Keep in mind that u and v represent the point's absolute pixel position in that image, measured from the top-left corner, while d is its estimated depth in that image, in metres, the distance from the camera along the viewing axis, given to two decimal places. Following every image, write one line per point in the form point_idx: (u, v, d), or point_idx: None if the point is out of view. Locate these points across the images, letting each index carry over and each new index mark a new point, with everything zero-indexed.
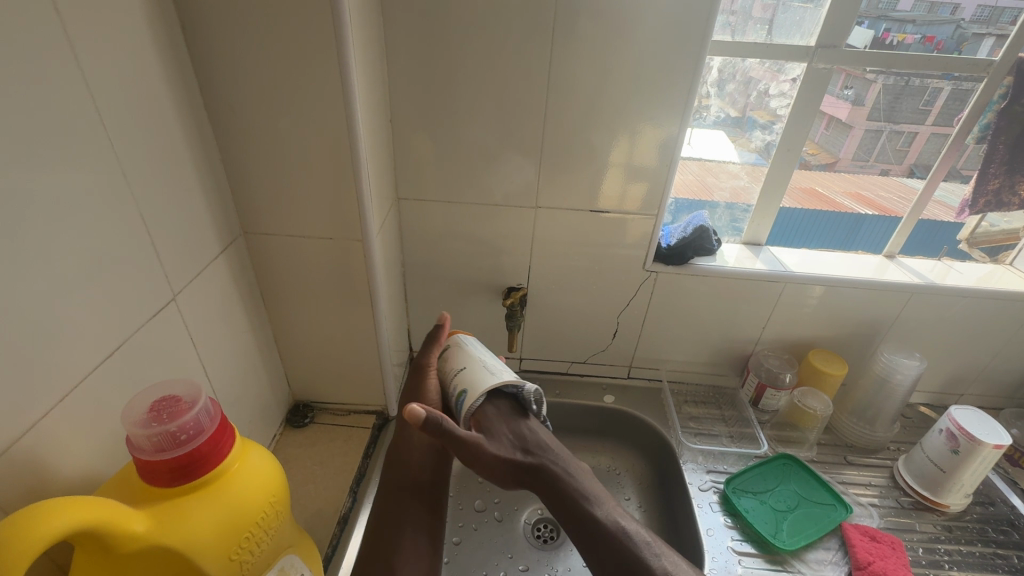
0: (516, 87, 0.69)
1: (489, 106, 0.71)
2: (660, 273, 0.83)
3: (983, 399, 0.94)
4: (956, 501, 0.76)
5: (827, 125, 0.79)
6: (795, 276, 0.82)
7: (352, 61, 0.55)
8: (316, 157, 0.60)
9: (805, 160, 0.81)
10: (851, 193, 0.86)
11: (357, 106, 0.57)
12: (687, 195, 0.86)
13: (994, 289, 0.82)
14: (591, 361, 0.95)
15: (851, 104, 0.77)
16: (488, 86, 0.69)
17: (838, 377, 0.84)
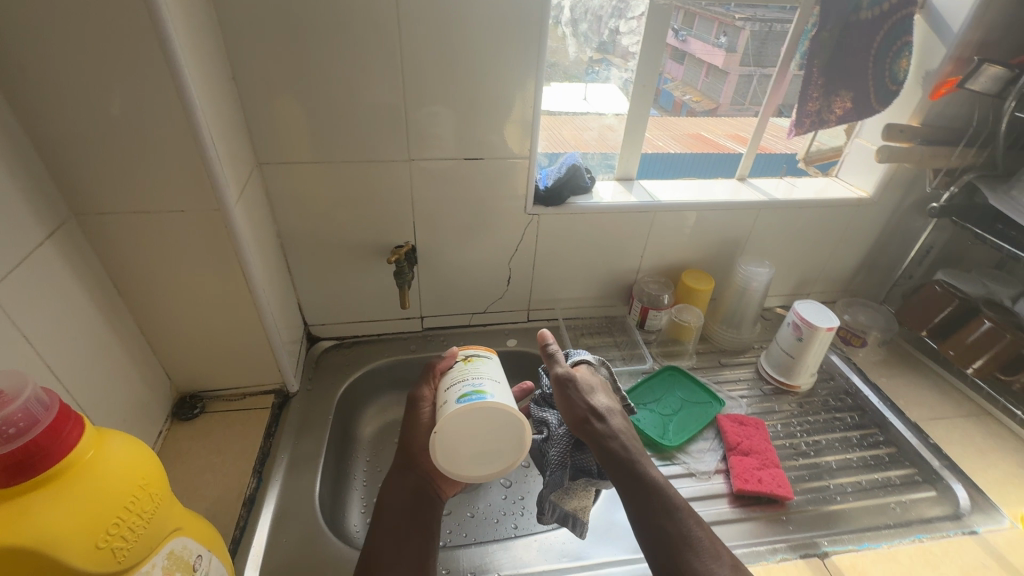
0: (369, 34, 0.66)
1: (343, 56, 0.67)
2: (542, 215, 0.86)
3: (824, 295, 1.10)
4: (805, 380, 0.89)
5: (707, 73, 0.88)
6: (662, 205, 0.89)
7: (166, 10, 0.49)
8: (148, 124, 0.54)
9: (691, 107, 0.91)
10: (732, 134, 0.96)
11: (182, 58, 0.52)
12: (587, 149, 0.93)
13: (821, 199, 0.94)
14: (490, 310, 0.98)
15: (725, 52, 0.85)
16: (338, 35, 0.66)
17: (707, 292, 0.94)
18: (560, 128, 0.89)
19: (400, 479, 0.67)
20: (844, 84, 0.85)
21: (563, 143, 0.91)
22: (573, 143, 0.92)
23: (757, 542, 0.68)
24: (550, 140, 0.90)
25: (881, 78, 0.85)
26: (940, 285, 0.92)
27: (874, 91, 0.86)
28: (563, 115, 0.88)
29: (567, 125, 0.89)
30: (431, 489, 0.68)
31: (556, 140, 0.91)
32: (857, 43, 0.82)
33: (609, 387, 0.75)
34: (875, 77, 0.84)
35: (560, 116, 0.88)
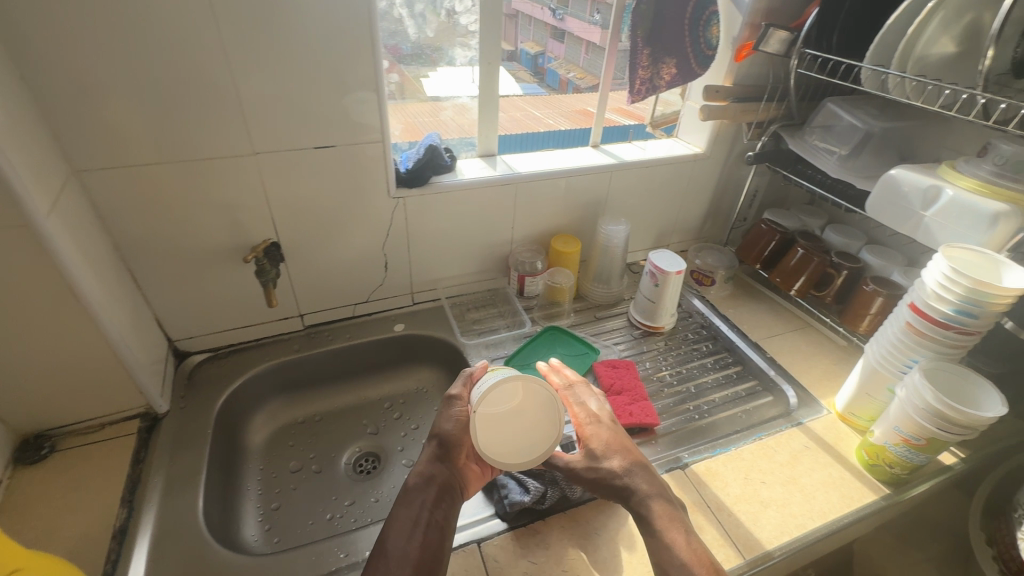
0: (181, 21, 0.62)
1: (155, 47, 0.62)
2: (406, 197, 0.88)
3: (681, 245, 1.23)
4: (666, 320, 1.00)
5: (587, 50, 1.00)
6: (522, 177, 0.94)
7: None
8: None
9: (576, 83, 1.03)
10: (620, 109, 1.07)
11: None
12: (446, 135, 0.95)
13: (663, 157, 1.05)
14: (372, 298, 0.99)
15: (601, 28, 0.96)
16: (144, 25, 0.61)
17: (575, 254, 1.01)
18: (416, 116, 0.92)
19: (429, 465, 0.65)
20: (666, 53, 0.96)
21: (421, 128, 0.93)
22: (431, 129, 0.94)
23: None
24: (407, 130, 0.92)
25: (698, 45, 0.96)
26: (764, 224, 1.07)
27: (693, 57, 0.97)
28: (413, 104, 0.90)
29: (423, 112, 0.92)
30: (453, 483, 0.65)
31: (414, 128, 0.93)
32: (672, 14, 0.92)
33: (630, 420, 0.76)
34: (692, 44, 0.95)
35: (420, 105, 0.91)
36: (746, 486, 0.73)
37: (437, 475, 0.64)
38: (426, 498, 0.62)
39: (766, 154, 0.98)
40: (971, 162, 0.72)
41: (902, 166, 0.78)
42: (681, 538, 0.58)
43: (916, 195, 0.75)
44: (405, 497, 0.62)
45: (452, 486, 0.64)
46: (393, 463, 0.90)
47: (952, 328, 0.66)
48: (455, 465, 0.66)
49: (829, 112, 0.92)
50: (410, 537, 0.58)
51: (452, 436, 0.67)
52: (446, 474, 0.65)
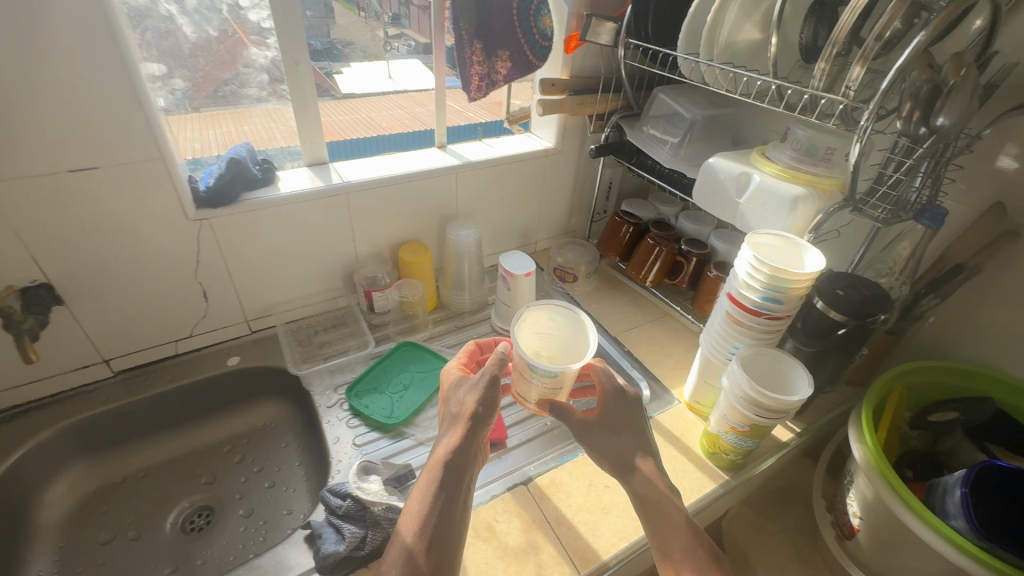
0: None
1: None
2: (211, 219, 0.77)
3: (551, 241, 1.21)
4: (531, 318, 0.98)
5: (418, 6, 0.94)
6: (351, 186, 0.87)
7: None
8: None
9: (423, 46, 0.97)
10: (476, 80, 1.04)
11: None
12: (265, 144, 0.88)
13: (512, 155, 1.01)
14: (197, 332, 0.88)
15: None
16: None
17: (425, 263, 0.96)
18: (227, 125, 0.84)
19: (462, 439, 0.60)
20: (498, 45, 0.88)
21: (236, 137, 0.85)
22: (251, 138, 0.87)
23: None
24: (220, 141, 0.84)
25: (531, 34, 0.89)
26: (619, 216, 1.07)
27: (529, 48, 0.90)
28: (225, 114, 0.82)
29: (238, 119, 0.85)
30: (470, 463, 0.59)
31: (228, 138, 0.85)
32: (497, 3, 0.85)
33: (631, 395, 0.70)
34: (524, 34, 0.88)
35: (236, 113, 0.84)
36: (589, 494, 0.71)
37: (463, 449, 0.59)
38: (464, 475, 0.58)
39: (608, 145, 0.96)
40: (777, 149, 0.74)
41: (719, 154, 0.78)
42: (679, 541, 0.56)
43: (731, 182, 0.75)
44: (428, 472, 0.58)
45: (463, 470, 0.58)
46: (228, 514, 0.80)
47: (762, 313, 0.67)
48: (474, 446, 0.60)
49: (661, 102, 0.94)
50: (432, 518, 0.54)
51: (485, 412, 0.62)
52: (469, 452, 0.60)
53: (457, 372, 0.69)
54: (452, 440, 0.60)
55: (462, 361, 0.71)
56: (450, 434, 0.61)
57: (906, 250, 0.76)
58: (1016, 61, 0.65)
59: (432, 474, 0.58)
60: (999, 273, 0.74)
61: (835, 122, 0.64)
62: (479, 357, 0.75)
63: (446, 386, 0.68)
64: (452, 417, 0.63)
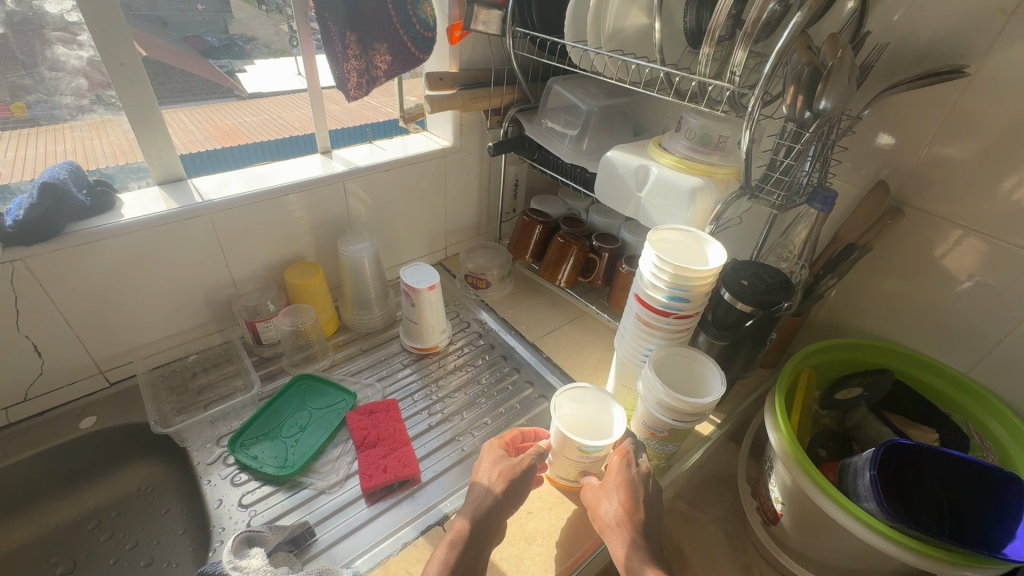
0: None
1: None
2: (25, 257, 0.63)
3: (462, 244, 1.14)
4: (443, 327, 0.90)
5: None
6: (214, 205, 0.74)
7: None
8: None
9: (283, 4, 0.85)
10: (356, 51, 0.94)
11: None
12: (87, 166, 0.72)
13: (406, 157, 0.93)
14: (34, 395, 0.72)
15: None
16: None
17: (316, 283, 0.85)
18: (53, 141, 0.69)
19: (486, 511, 0.58)
20: (374, 36, 0.79)
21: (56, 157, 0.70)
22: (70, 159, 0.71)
23: (380, 539, 0.63)
24: (35, 163, 0.68)
25: (410, 24, 0.82)
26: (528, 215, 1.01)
27: (410, 41, 0.83)
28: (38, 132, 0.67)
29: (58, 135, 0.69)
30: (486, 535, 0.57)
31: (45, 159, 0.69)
32: None
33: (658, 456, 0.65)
34: (403, 26, 0.81)
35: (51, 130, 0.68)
36: (512, 525, 0.65)
37: (488, 519, 0.58)
38: (475, 548, 0.56)
39: (507, 142, 0.90)
40: (672, 138, 0.71)
41: (617, 147, 0.74)
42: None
43: (630, 176, 0.72)
44: (448, 538, 0.57)
45: (483, 543, 0.57)
46: None
47: (670, 314, 0.64)
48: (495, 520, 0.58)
49: (557, 94, 0.89)
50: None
51: (513, 481, 0.61)
52: (490, 525, 0.58)
53: (491, 453, 0.65)
54: (478, 509, 0.59)
55: (502, 441, 0.67)
56: (475, 503, 0.59)
57: (802, 233, 0.76)
58: (886, 41, 0.66)
59: (454, 537, 0.57)
60: (889, 249, 0.76)
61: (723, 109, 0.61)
62: (520, 443, 0.69)
63: (481, 462, 0.65)
64: (479, 487, 0.61)
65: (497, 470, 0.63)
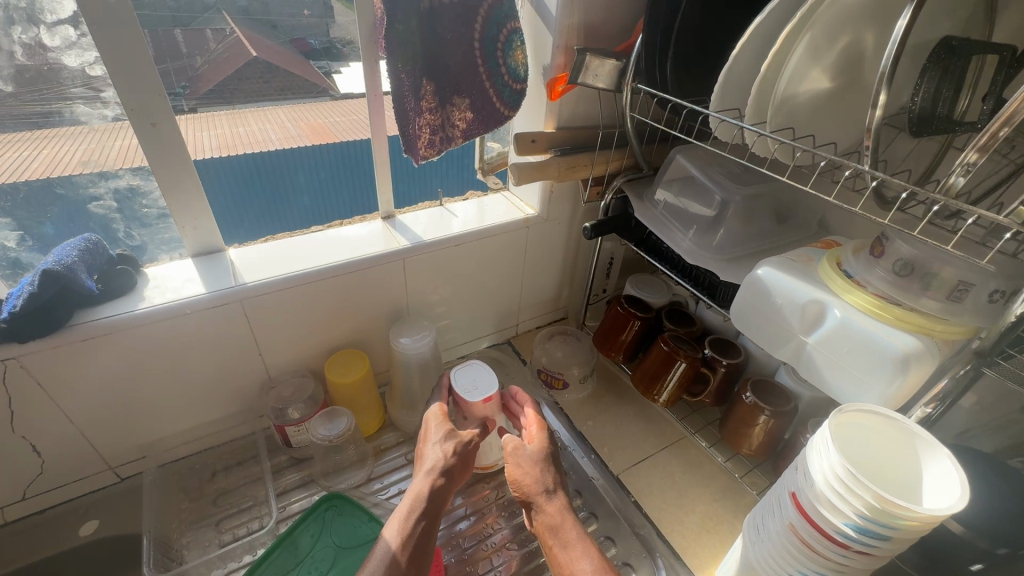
0: None
1: None
2: (20, 356, 0.52)
3: (536, 320, 0.96)
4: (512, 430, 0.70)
5: None
6: (248, 290, 0.62)
7: None
8: None
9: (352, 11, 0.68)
10: None
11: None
12: (46, 217, 0.56)
13: (482, 228, 0.76)
14: (36, 493, 0.63)
15: None
16: None
17: (360, 381, 0.71)
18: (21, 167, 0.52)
19: (450, 481, 0.56)
20: (453, 90, 0.65)
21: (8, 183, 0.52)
22: (3, 186, 0.52)
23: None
24: None
25: (498, 74, 0.67)
26: (622, 305, 0.81)
27: (496, 92, 0.68)
28: (33, 159, 0.53)
29: (29, 155, 0.52)
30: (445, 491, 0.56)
31: None
32: (452, 34, 0.61)
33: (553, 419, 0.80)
34: (490, 77, 0.66)
35: (48, 161, 0.54)
36: None
37: (449, 484, 0.56)
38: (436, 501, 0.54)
39: (607, 223, 0.70)
40: (862, 264, 0.49)
41: (771, 261, 0.53)
42: (590, 564, 0.51)
43: (792, 312, 0.50)
44: (409, 500, 0.54)
45: (441, 510, 0.55)
46: None
47: (852, 546, 0.41)
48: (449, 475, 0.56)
49: (679, 167, 0.68)
50: (411, 547, 0.51)
51: (457, 454, 0.57)
52: (450, 486, 0.56)
53: (435, 411, 0.62)
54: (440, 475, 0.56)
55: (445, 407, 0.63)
56: (437, 466, 0.57)
57: None
58: None
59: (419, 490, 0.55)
60: None
61: (992, 254, 0.37)
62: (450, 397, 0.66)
63: (429, 429, 0.61)
64: (435, 455, 0.58)
65: (452, 442, 0.59)
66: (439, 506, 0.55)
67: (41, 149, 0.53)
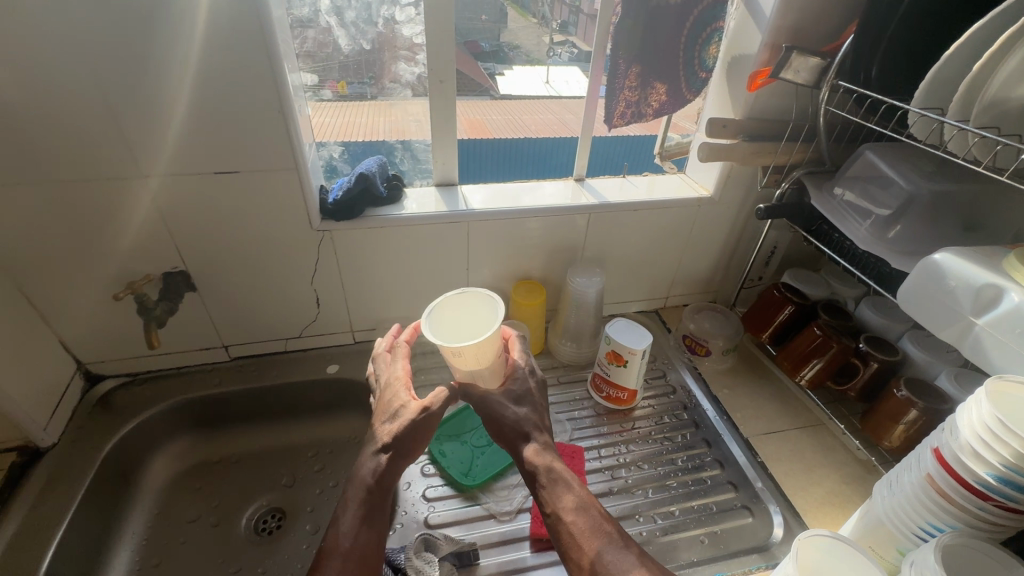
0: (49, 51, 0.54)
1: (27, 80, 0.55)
2: (333, 230, 0.76)
3: (685, 297, 1.05)
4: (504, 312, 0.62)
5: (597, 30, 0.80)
6: (474, 214, 0.81)
7: None
8: None
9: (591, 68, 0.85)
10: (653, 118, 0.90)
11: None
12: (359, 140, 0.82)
13: (659, 200, 0.88)
14: (306, 335, 0.89)
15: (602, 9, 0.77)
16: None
17: (537, 306, 0.87)
18: (362, 108, 0.78)
19: (391, 459, 0.59)
20: (657, 76, 0.79)
21: (348, 116, 0.78)
22: (347, 116, 0.78)
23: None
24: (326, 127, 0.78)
25: (691, 66, 0.81)
26: (778, 289, 0.87)
27: (685, 80, 0.82)
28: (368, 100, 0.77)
29: (363, 97, 0.77)
30: (403, 463, 0.59)
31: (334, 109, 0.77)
32: (667, 30, 0.76)
33: (692, 385, 0.89)
34: (685, 67, 0.80)
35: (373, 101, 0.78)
36: None
37: (392, 460, 0.59)
38: (364, 489, 0.58)
39: (781, 207, 0.77)
40: None
41: (950, 248, 0.57)
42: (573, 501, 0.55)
43: (966, 295, 0.54)
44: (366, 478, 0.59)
45: (382, 487, 0.59)
46: (295, 528, 0.78)
47: (991, 499, 0.46)
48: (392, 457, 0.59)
49: (867, 162, 0.72)
50: (365, 526, 0.57)
51: (399, 444, 0.59)
52: (401, 465, 0.59)
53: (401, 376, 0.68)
54: (379, 465, 0.59)
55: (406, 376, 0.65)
56: (375, 457, 0.60)
57: None
58: None
59: (357, 496, 0.58)
60: None
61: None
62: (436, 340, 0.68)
63: (385, 401, 0.63)
64: (381, 435, 0.60)
65: (396, 422, 0.60)
66: (380, 485, 0.59)
67: (372, 95, 0.77)
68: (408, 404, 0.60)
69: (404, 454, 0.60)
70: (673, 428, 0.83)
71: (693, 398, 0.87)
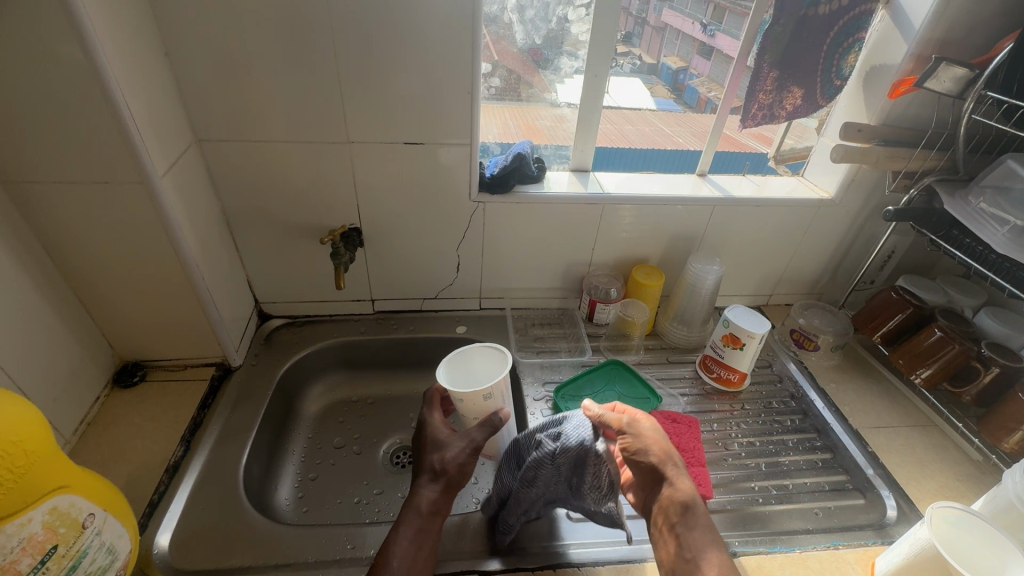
0: (306, 31, 0.66)
1: (283, 54, 0.68)
2: (487, 202, 0.86)
3: (788, 296, 1.09)
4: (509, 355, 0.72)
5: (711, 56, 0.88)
6: (610, 198, 0.88)
7: (87, 17, 0.51)
8: (80, 113, 0.56)
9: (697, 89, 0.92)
10: (754, 134, 0.95)
11: (84, 9, 0.51)
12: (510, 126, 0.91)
13: (782, 199, 0.92)
14: (441, 296, 0.99)
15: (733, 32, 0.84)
16: (271, 26, 0.65)
17: (656, 288, 0.94)
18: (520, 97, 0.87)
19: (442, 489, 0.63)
20: (794, 80, 0.84)
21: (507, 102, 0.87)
22: (507, 102, 0.87)
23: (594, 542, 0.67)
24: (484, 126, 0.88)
25: (829, 72, 0.85)
26: (895, 291, 0.90)
27: (821, 85, 0.86)
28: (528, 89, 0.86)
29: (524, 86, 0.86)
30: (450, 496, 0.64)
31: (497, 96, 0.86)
32: (812, 36, 0.81)
33: (798, 376, 0.93)
34: (823, 73, 0.84)
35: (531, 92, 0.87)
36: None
37: (442, 492, 0.63)
38: (422, 515, 0.61)
39: (911, 211, 0.81)
40: None
41: None
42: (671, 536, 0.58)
43: None
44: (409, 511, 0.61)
45: (437, 519, 0.62)
46: None
47: None
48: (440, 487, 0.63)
49: (1007, 170, 0.75)
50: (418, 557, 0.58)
51: (450, 469, 0.64)
52: (443, 499, 0.63)
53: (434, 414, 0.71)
54: (434, 492, 0.63)
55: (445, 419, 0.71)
56: (431, 487, 0.63)
57: None
58: None
59: (411, 520, 0.60)
60: None
61: None
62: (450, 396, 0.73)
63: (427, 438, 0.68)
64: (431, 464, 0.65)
65: (449, 452, 0.65)
66: (433, 514, 0.62)
67: (532, 85, 0.86)
68: (463, 438, 0.66)
69: (452, 484, 0.64)
70: (780, 413, 0.87)
71: (799, 387, 0.91)
